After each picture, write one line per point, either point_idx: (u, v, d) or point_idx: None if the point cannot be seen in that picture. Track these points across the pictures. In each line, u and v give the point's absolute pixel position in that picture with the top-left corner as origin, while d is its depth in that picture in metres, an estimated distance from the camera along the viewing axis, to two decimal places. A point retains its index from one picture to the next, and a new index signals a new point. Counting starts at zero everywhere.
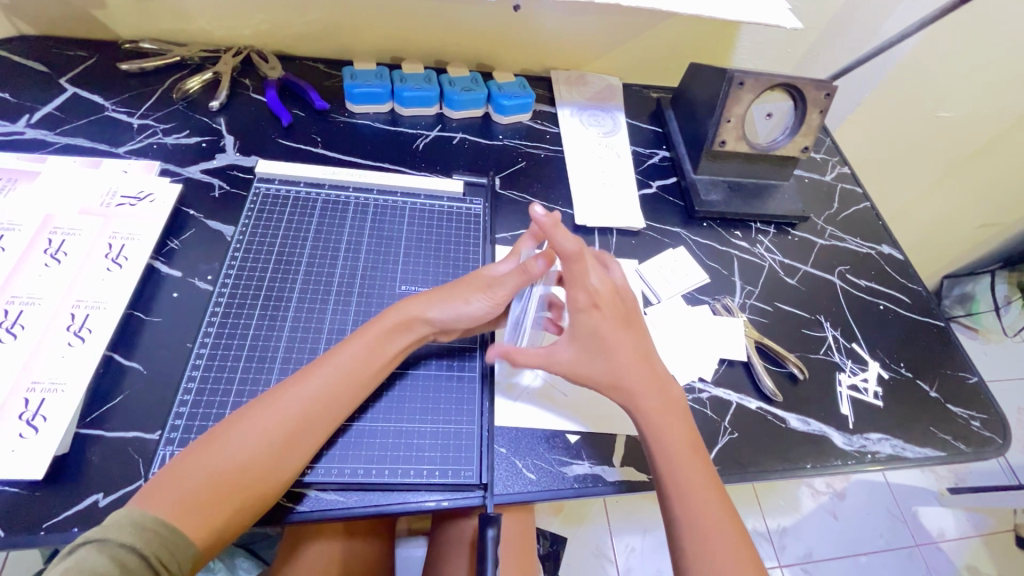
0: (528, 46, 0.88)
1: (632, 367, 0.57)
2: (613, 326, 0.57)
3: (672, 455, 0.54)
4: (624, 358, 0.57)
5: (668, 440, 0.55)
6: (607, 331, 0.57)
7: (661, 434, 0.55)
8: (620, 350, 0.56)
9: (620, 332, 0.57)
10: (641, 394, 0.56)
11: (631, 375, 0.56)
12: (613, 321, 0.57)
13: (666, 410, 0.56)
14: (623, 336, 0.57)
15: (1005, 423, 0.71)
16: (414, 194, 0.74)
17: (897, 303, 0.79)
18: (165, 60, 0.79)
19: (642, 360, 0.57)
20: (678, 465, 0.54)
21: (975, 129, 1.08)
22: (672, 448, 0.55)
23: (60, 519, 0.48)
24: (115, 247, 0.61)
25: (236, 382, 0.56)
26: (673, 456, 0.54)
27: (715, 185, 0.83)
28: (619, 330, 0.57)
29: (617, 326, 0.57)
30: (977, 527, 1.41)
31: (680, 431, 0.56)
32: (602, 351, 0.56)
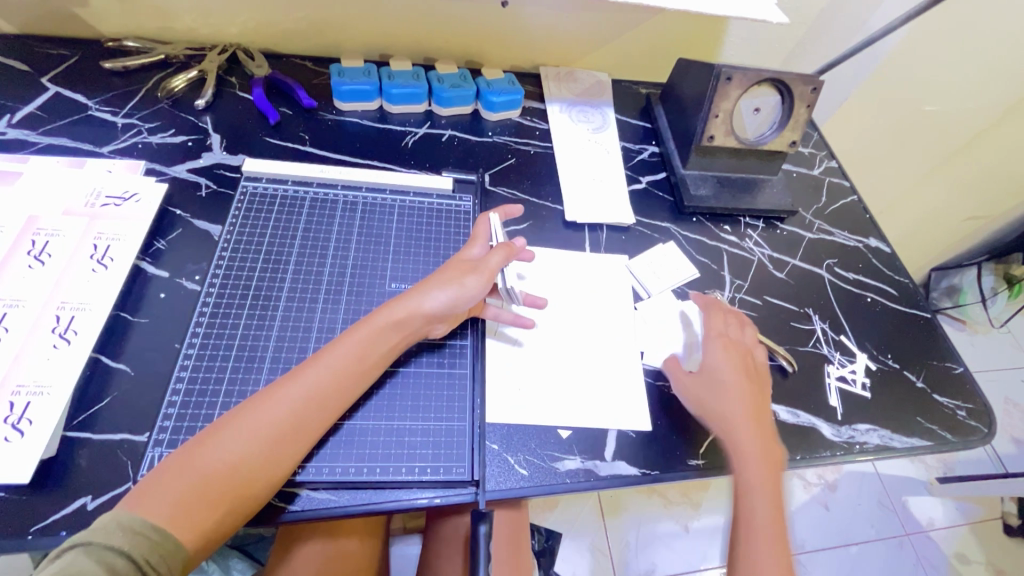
0: (517, 42, 0.88)
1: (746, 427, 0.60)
2: (738, 386, 0.62)
3: (755, 518, 0.56)
4: (744, 416, 0.60)
5: (755, 504, 0.57)
6: (734, 389, 0.62)
7: (753, 494, 0.57)
8: (746, 406, 0.61)
9: (746, 394, 0.62)
10: (750, 455, 0.59)
11: (745, 430, 0.60)
12: (741, 382, 0.63)
13: (765, 476, 0.58)
14: (747, 397, 0.62)
15: (990, 412, 0.71)
16: (403, 191, 0.73)
17: (884, 295, 0.80)
18: (149, 58, 0.78)
19: (757, 423, 0.61)
20: (761, 530, 0.56)
21: (960, 122, 1.10)
22: (758, 517, 0.56)
23: (47, 523, 0.48)
24: (101, 247, 0.61)
25: (224, 382, 0.55)
26: (758, 521, 0.56)
27: (704, 180, 0.83)
28: (744, 390, 0.62)
29: (752, 381, 0.64)
30: (965, 515, 1.43)
31: (771, 500, 0.57)
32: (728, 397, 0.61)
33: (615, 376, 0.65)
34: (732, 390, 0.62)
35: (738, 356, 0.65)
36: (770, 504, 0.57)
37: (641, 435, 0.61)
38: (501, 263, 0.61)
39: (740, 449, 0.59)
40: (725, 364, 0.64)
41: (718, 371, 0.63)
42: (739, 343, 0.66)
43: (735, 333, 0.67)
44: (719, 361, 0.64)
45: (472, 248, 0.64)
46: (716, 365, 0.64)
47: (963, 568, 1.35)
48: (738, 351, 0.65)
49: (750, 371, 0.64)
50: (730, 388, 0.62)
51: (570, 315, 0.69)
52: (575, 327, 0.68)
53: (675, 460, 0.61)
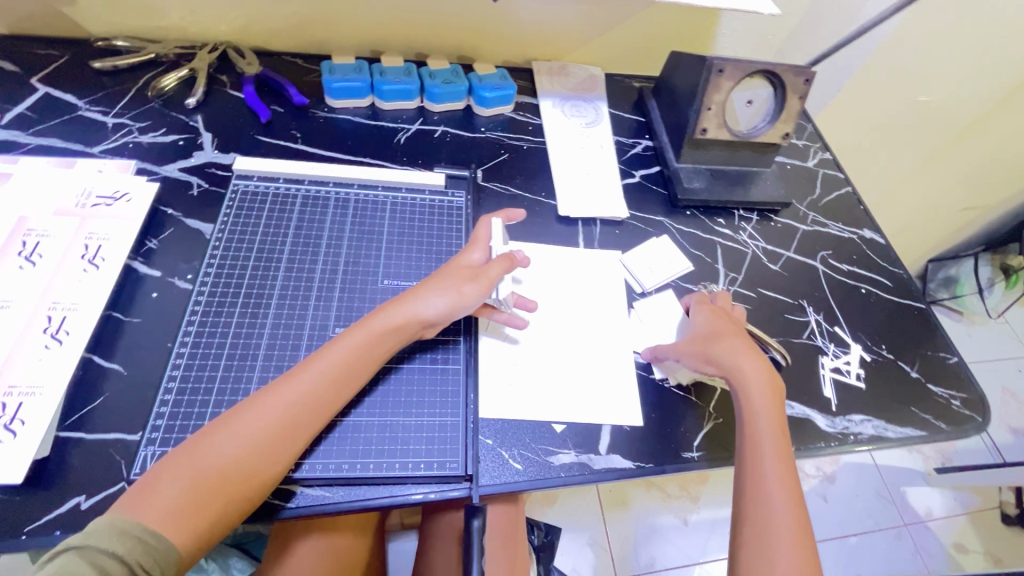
0: (509, 37, 0.88)
1: (755, 389, 0.59)
2: (745, 349, 0.61)
3: (766, 479, 0.54)
4: (753, 379, 0.59)
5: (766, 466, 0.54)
6: (742, 351, 0.61)
7: (763, 458, 0.55)
8: (754, 367, 0.60)
9: (754, 357, 0.61)
10: (760, 419, 0.57)
11: (754, 393, 0.58)
12: (746, 345, 0.62)
13: (775, 440, 0.56)
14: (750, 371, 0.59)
15: (984, 401, 0.72)
16: (395, 188, 0.73)
17: (878, 287, 0.80)
18: (138, 58, 0.78)
19: (769, 389, 0.59)
20: (770, 492, 0.53)
21: (955, 112, 1.10)
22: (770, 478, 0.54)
23: (41, 523, 0.48)
24: (92, 247, 0.60)
25: (217, 380, 0.55)
26: (768, 483, 0.54)
27: (698, 173, 0.83)
28: (749, 353, 0.61)
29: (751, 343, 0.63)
30: (963, 505, 1.43)
31: (783, 464, 0.55)
32: (731, 358, 0.60)
33: (609, 370, 0.65)
34: (738, 351, 0.61)
35: (727, 321, 0.65)
36: (782, 468, 0.55)
37: (636, 429, 0.62)
38: (502, 270, 0.61)
39: (746, 411, 0.58)
40: (711, 325, 0.64)
41: (715, 332, 0.63)
42: (730, 312, 0.67)
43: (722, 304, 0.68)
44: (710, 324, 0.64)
45: (472, 252, 0.63)
46: (707, 327, 0.64)
47: (961, 557, 1.35)
48: (727, 317, 0.66)
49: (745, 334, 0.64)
50: (732, 348, 0.61)
51: (564, 310, 0.69)
52: (569, 322, 0.68)
53: (670, 452, 0.61)
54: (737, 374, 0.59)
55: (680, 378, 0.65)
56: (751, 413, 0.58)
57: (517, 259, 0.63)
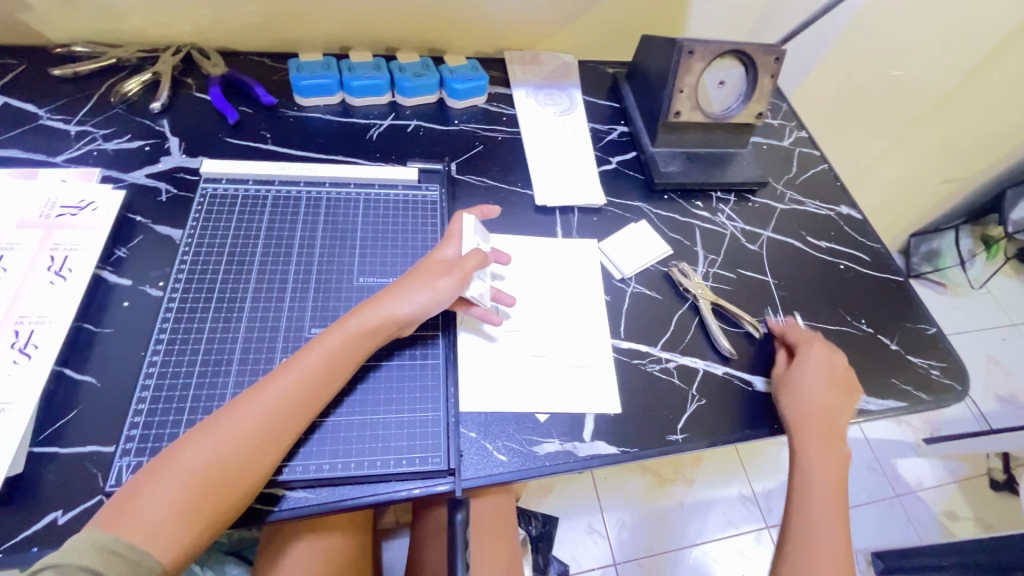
0: (479, 27, 0.87)
1: (820, 484, 0.60)
2: (826, 441, 0.62)
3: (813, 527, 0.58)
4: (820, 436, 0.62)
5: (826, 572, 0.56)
6: (826, 453, 0.62)
7: (809, 499, 0.60)
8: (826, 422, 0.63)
9: (832, 465, 0.62)
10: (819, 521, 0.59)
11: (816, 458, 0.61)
12: (826, 448, 0.62)
13: (833, 536, 0.58)
14: (830, 416, 0.63)
15: (963, 370, 0.72)
16: (369, 184, 0.72)
17: (857, 262, 0.81)
18: (100, 63, 0.76)
19: (829, 493, 0.60)
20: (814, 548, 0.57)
21: (926, 86, 1.10)
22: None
23: (17, 540, 0.47)
24: (58, 259, 0.59)
25: (191, 387, 0.55)
26: (815, 542, 0.57)
27: (674, 157, 0.83)
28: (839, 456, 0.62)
29: (834, 438, 0.63)
30: (953, 474, 1.45)
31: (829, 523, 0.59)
32: (825, 466, 0.61)
33: (591, 358, 0.65)
34: (819, 455, 0.61)
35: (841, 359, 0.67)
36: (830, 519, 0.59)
37: (619, 415, 0.62)
38: (477, 262, 0.61)
39: (813, 498, 0.60)
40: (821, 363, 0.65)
41: (808, 423, 0.62)
42: (810, 370, 0.64)
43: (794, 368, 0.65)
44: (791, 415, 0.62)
45: (446, 247, 0.63)
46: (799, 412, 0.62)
47: (952, 524, 1.38)
48: (813, 387, 0.63)
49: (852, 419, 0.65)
50: (816, 456, 0.62)
51: (543, 300, 0.69)
52: (549, 312, 0.68)
53: (654, 436, 0.61)
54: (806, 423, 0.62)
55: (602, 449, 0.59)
56: (815, 508, 0.59)
57: (501, 258, 0.67)
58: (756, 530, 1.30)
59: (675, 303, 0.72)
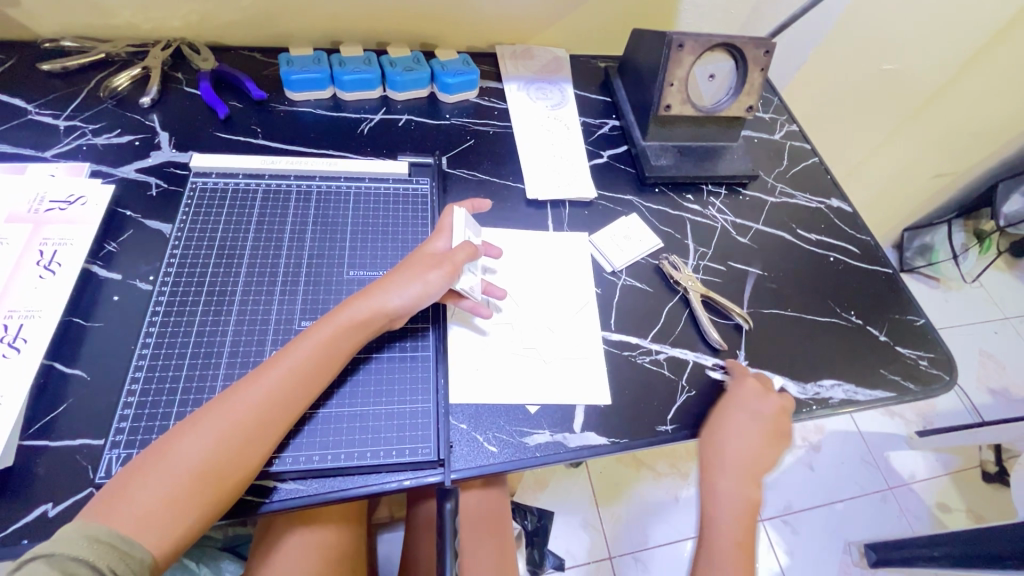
0: (470, 22, 0.87)
1: (727, 537, 0.60)
2: (736, 497, 0.62)
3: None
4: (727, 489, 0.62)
5: None
6: (734, 492, 0.62)
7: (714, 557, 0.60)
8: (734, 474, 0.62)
9: (739, 504, 0.62)
10: (719, 560, 0.59)
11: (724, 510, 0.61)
12: (735, 487, 0.62)
13: None
14: (740, 469, 0.62)
15: (951, 360, 0.73)
16: (359, 178, 0.72)
17: (847, 254, 0.81)
18: (89, 58, 0.76)
19: (733, 532, 0.60)
20: None
21: (917, 80, 1.11)
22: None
23: (8, 533, 0.47)
24: (47, 253, 0.59)
25: (181, 380, 0.55)
26: None
27: (665, 150, 0.83)
28: (749, 496, 0.62)
29: (747, 477, 0.63)
30: (945, 466, 1.47)
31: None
32: (732, 504, 0.62)
33: (582, 350, 0.65)
34: (728, 492, 0.62)
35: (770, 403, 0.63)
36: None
37: (609, 406, 0.62)
38: (467, 256, 0.61)
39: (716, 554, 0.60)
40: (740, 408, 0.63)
41: (719, 459, 0.62)
42: (729, 419, 0.62)
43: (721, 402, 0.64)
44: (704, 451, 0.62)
45: (436, 241, 0.63)
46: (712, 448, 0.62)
47: (944, 516, 1.39)
48: (733, 424, 0.62)
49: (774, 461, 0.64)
50: (723, 510, 0.61)
51: (535, 293, 0.69)
52: (541, 304, 0.68)
53: (644, 427, 0.62)
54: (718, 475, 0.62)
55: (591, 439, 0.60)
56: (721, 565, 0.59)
57: (492, 252, 0.67)
58: None
59: (665, 295, 0.72)
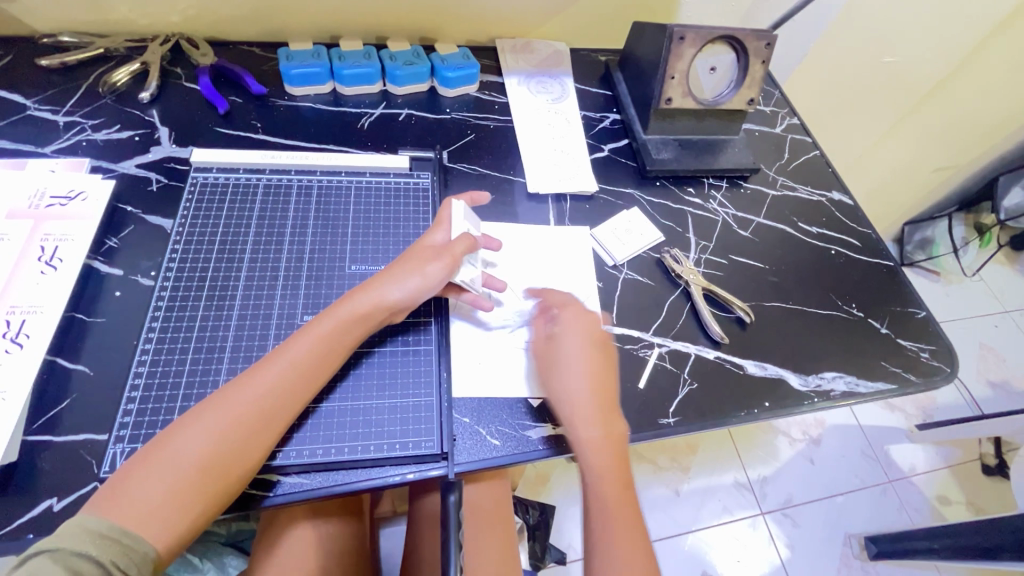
0: (470, 15, 0.86)
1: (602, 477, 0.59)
2: (600, 438, 0.59)
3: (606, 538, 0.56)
4: (591, 437, 0.58)
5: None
6: (594, 435, 0.59)
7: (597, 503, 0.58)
8: (591, 421, 0.59)
9: (603, 443, 0.59)
10: (600, 503, 0.58)
11: (594, 456, 0.58)
12: (600, 430, 0.59)
13: (627, 534, 0.57)
14: (592, 411, 0.59)
15: (953, 352, 0.73)
16: (360, 172, 0.72)
17: (848, 247, 0.81)
18: (88, 53, 0.75)
19: (607, 472, 0.59)
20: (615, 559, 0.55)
21: (918, 72, 1.10)
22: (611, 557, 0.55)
23: (13, 527, 0.47)
24: (49, 249, 0.59)
25: (184, 375, 0.55)
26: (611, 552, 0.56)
27: (667, 144, 0.83)
28: (611, 430, 0.59)
29: (606, 412, 0.60)
30: (945, 459, 1.47)
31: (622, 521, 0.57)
32: (597, 445, 0.58)
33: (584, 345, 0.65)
34: (593, 436, 0.58)
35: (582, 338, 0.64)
36: (624, 518, 0.57)
37: None
38: (464, 247, 0.61)
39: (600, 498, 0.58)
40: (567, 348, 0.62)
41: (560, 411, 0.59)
42: (566, 365, 0.61)
43: (551, 341, 0.63)
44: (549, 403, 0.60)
45: (431, 233, 0.63)
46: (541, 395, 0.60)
47: (944, 509, 1.40)
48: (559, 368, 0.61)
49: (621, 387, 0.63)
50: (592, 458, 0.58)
51: (536, 287, 0.69)
52: (542, 298, 0.68)
53: (646, 419, 0.62)
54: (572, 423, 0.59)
55: None
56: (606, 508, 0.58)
57: (491, 244, 0.66)
58: (750, 516, 1.32)
59: (667, 288, 0.72)
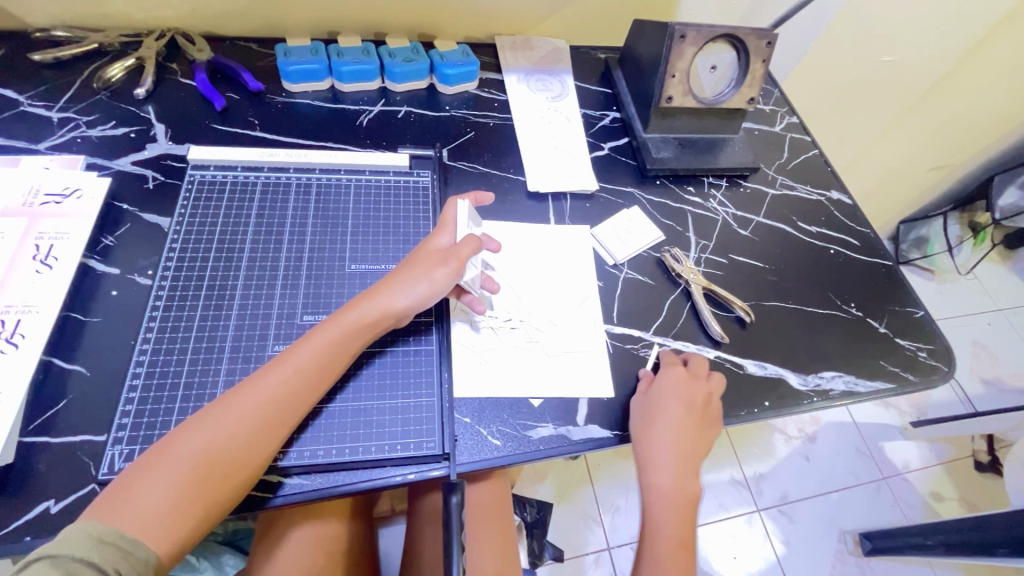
0: (469, 12, 0.85)
1: (666, 529, 0.60)
2: (670, 494, 0.61)
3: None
4: (661, 486, 0.61)
5: None
6: (673, 485, 0.61)
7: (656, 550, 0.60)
8: (666, 473, 0.61)
9: (676, 496, 0.61)
10: (659, 552, 0.59)
11: (660, 504, 0.61)
12: (672, 481, 0.61)
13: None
14: (673, 466, 0.61)
15: (950, 352, 0.74)
16: (359, 170, 0.72)
17: (847, 247, 0.81)
18: (81, 48, 0.74)
19: (674, 525, 0.60)
20: None
21: (916, 71, 1.11)
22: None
23: (10, 530, 0.47)
24: (44, 247, 0.59)
25: (182, 376, 0.54)
26: None
27: (667, 142, 0.83)
28: (687, 489, 0.62)
29: (684, 471, 0.62)
30: (939, 455, 1.48)
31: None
32: (668, 499, 0.61)
33: (584, 345, 0.65)
34: (663, 488, 0.61)
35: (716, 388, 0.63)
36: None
37: (612, 399, 0.62)
38: (471, 251, 0.60)
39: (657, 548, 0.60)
40: (670, 399, 0.61)
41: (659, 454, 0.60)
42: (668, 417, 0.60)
43: (652, 392, 0.62)
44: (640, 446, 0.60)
45: (437, 237, 0.62)
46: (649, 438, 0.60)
47: (937, 505, 1.41)
48: (663, 417, 0.60)
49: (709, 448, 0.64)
50: (662, 508, 0.61)
51: (536, 286, 0.69)
52: (543, 297, 0.68)
53: None
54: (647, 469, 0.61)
55: (595, 433, 0.60)
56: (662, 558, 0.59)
57: (492, 246, 0.65)
58: (746, 513, 1.33)
59: (667, 288, 0.72)
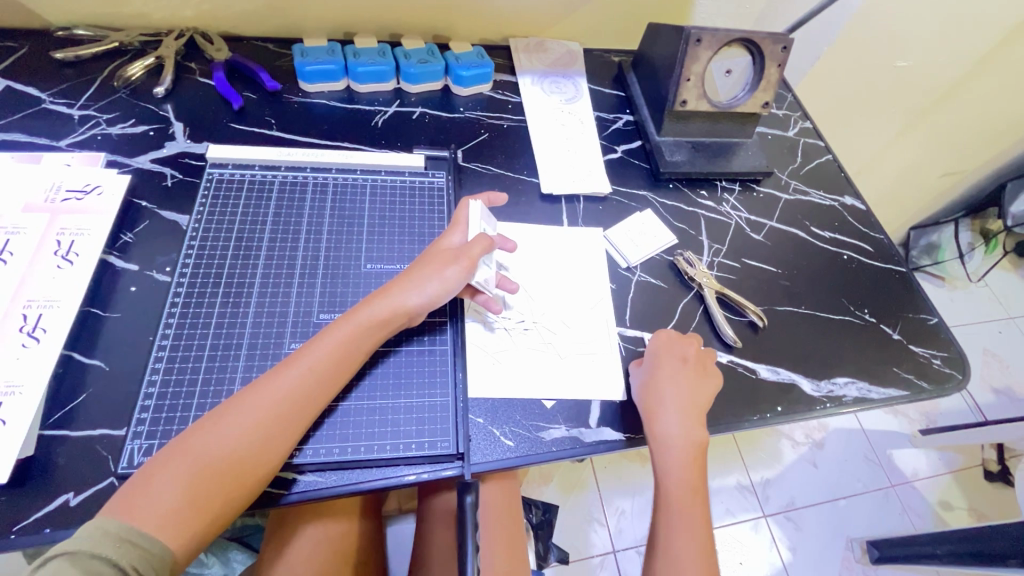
0: (484, 13, 0.86)
1: (680, 477, 0.59)
2: (682, 445, 0.59)
3: (675, 533, 0.57)
4: (674, 438, 0.59)
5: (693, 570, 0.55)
6: (684, 435, 0.59)
7: (671, 499, 0.59)
8: (676, 425, 0.59)
9: (686, 454, 0.59)
10: (673, 503, 0.59)
11: (673, 456, 0.59)
12: (683, 432, 0.59)
13: (697, 535, 0.58)
14: (681, 417, 0.59)
15: (965, 360, 0.73)
16: (376, 171, 0.72)
17: (860, 253, 0.81)
18: (103, 47, 0.75)
19: (685, 477, 0.59)
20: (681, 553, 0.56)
21: (932, 76, 1.10)
22: (679, 548, 0.57)
23: (30, 522, 0.47)
24: (65, 243, 0.59)
25: (200, 372, 0.55)
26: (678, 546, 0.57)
27: (680, 146, 0.83)
28: (697, 436, 0.60)
29: (693, 420, 0.60)
30: (948, 464, 1.47)
31: (695, 518, 0.59)
32: (680, 450, 0.59)
33: (597, 348, 0.65)
34: (673, 439, 0.59)
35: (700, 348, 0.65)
36: (691, 523, 0.58)
37: (624, 402, 0.62)
38: (484, 249, 0.60)
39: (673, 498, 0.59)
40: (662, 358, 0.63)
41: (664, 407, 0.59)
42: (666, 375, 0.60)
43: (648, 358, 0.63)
44: (644, 405, 0.60)
45: (449, 233, 0.63)
46: (654, 402, 0.60)
47: (946, 514, 1.40)
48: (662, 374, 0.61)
49: (712, 397, 0.62)
50: (675, 460, 0.59)
51: (549, 287, 0.69)
52: (556, 299, 0.68)
53: None
54: (657, 421, 0.59)
55: (608, 435, 0.60)
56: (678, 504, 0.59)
57: (506, 245, 0.66)
58: (753, 519, 1.32)
59: (680, 292, 0.72)
